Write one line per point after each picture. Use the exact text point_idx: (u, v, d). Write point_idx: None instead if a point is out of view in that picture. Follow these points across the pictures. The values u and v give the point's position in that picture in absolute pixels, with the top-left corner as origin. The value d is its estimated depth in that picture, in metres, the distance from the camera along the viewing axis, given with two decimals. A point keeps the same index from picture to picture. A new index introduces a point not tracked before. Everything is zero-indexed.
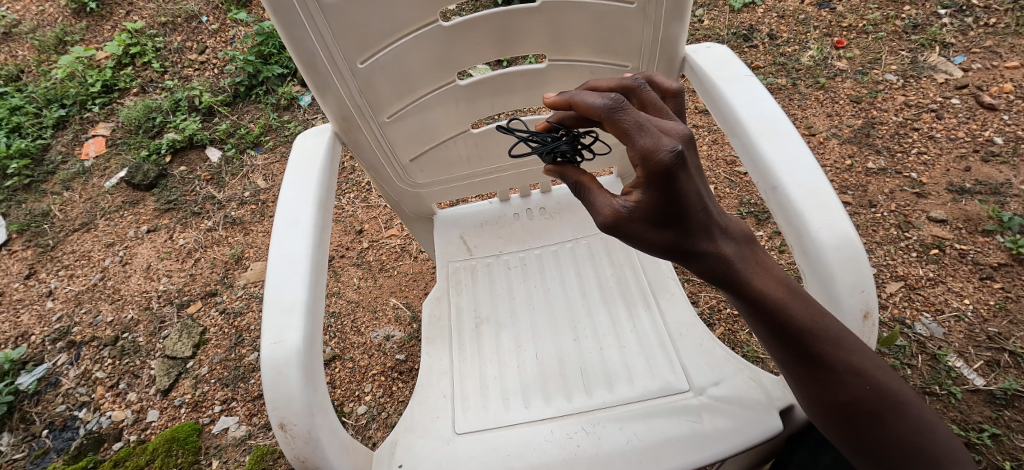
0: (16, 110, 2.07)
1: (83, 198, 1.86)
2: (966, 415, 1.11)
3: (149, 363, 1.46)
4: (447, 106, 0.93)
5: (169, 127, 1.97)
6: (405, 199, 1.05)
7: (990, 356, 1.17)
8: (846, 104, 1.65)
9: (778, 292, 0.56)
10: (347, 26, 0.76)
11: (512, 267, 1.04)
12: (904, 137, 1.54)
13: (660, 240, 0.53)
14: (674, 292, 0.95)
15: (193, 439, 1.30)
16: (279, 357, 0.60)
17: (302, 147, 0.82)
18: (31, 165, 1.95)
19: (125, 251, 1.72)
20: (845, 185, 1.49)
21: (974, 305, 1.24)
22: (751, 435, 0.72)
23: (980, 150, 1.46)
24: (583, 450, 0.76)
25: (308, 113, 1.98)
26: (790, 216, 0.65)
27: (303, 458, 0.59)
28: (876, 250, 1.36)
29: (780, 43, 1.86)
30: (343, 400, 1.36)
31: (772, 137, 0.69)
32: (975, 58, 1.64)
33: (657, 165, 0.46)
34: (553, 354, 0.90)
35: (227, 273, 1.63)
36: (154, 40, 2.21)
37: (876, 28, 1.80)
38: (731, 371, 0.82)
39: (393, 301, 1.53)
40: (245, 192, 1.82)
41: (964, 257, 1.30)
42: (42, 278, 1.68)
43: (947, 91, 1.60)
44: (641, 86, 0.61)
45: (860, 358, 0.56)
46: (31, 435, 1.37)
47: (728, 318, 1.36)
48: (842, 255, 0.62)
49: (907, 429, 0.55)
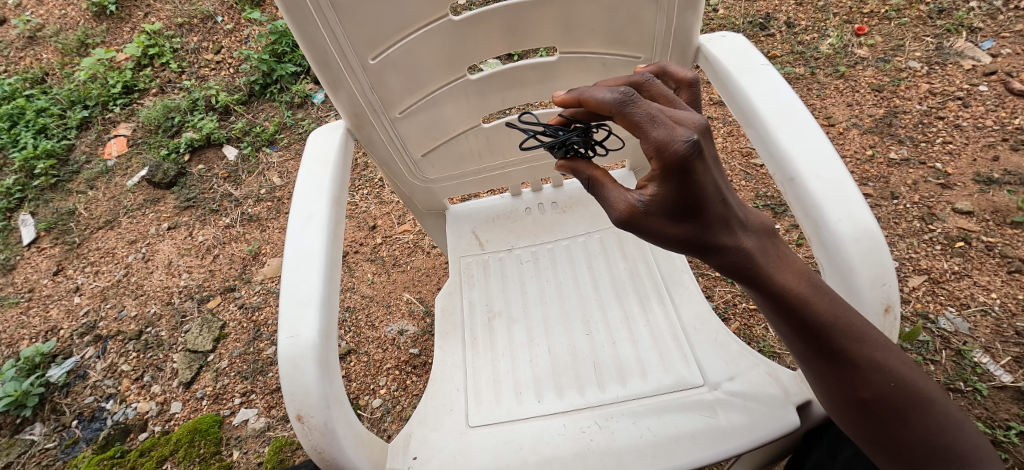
0: (42, 112, 2.14)
1: (107, 197, 1.91)
2: (993, 412, 1.08)
3: (172, 356, 1.50)
4: (458, 101, 0.92)
5: (187, 126, 2.01)
6: (416, 194, 1.06)
7: (1018, 352, 1.13)
8: (867, 93, 1.61)
9: (801, 287, 0.54)
10: (358, 23, 0.76)
11: (524, 262, 1.04)
12: (928, 126, 1.49)
13: (676, 234, 0.52)
14: (687, 285, 0.94)
15: (215, 431, 1.34)
16: (295, 350, 0.61)
17: (316, 143, 0.83)
18: (56, 165, 2.01)
19: (148, 248, 1.76)
20: (865, 177, 1.46)
21: (1001, 299, 1.20)
22: (766, 429, 0.71)
23: (1009, 139, 1.40)
24: (597, 444, 0.75)
25: (322, 110, 2.01)
26: (809, 210, 0.63)
27: (320, 449, 0.60)
28: (899, 243, 1.33)
29: (798, 32, 1.82)
30: (358, 394, 1.38)
31: (788, 128, 0.68)
32: (1005, 43, 1.58)
33: (673, 156, 0.45)
34: (566, 349, 0.90)
35: (245, 269, 1.66)
36: (171, 40, 2.24)
37: (899, 14, 1.76)
38: (746, 365, 0.81)
39: (406, 295, 1.54)
40: (262, 189, 1.85)
41: (991, 250, 1.26)
42: (69, 274, 1.74)
43: (974, 77, 1.54)
44: (649, 80, 0.59)
45: (884, 354, 0.55)
46: (62, 425, 1.41)
47: (743, 313, 1.34)
48: (862, 247, 0.60)
49: (931, 427, 0.54)
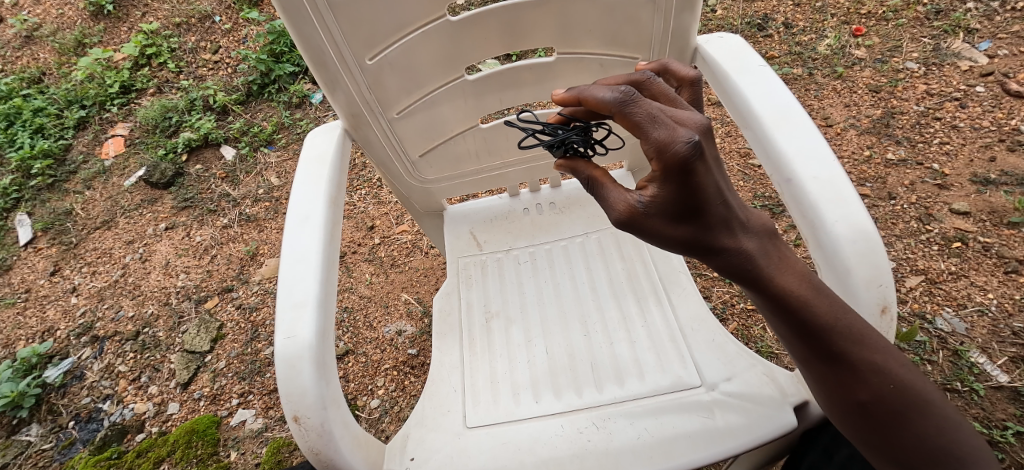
0: (39, 112, 2.13)
1: (104, 197, 1.90)
2: (989, 412, 1.08)
3: (169, 357, 1.50)
4: (456, 101, 0.92)
5: (185, 127, 2.00)
6: (414, 195, 1.06)
7: (1015, 353, 1.13)
8: (865, 94, 1.62)
9: (801, 290, 0.54)
10: (356, 23, 0.76)
11: (522, 262, 1.04)
12: (926, 127, 1.50)
13: (676, 236, 0.52)
14: (685, 286, 0.94)
15: (212, 431, 1.33)
16: (292, 351, 0.61)
17: (313, 143, 0.83)
18: (53, 165, 2.00)
19: (145, 249, 1.76)
20: (863, 177, 1.46)
21: (998, 300, 1.20)
22: (764, 430, 0.71)
23: (1005, 140, 1.41)
24: (594, 446, 0.75)
25: (320, 111, 2.00)
26: (806, 210, 0.63)
27: (317, 450, 0.60)
28: (896, 243, 1.33)
29: (795, 33, 1.83)
30: (356, 394, 1.38)
31: (785, 128, 0.68)
32: (1002, 44, 1.58)
33: (674, 157, 0.45)
34: (564, 349, 0.90)
35: (243, 270, 1.66)
36: (169, 40, 2.24)
37: (897, 15, 1.76)
38: (743, 366, 0.81)
39: (404, 296, 1.54)
40: (260, 189, 1.85)
41: (988, 250, 1.26)
42: (67, 275, 1.73)
43: (971, 78, 1.55)
44: (650, 79, 0.59)
45: (884, 357, 0.55)
46: (58, 426, 1.41)
47: (741, 313, 1.34)
48: (859, 248, 0.60)
49: (930, 429, 0.54)
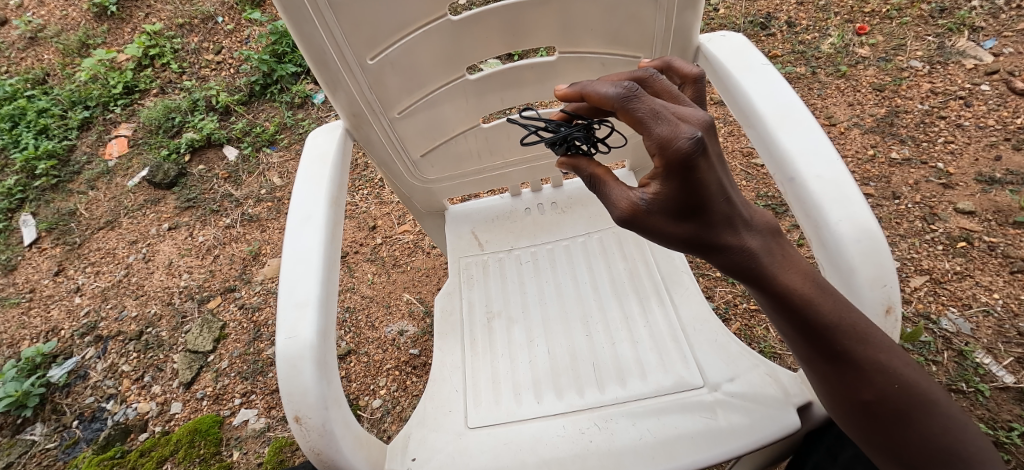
0: (43, 112, 2.14)
1: (108, 197, 1.91)
2: (995, 413, 1.07)
3: (172, 356, 1.50)
4: (458, 100, 0.92)
5: (188, 127, 2.01)
6: (416, 194, 1.06)
7: (1021, 353, 1.12)
8: (868, 93, 1.61)
9: (805, 289, 0.54)
10: (357, 22, 0.76)
11: (524, 262, 1.04)
12: (930, 126, 1.49)
13: (678, 233, 0.52)
14: (687, 285, 0.94)
15: (215, 431, 1.34)
16: (293, 351, 0.61)
17: (314, 143, 0.83)
18: (58, 165, 2.01)
19: (148, 249, 1.76)
20: (866, 176, 1.45)
21: (1004, 300, 1.19)
22: (766, 431, 0.71)
23: (1011, 138, 1.40)
24: (596, 446, 0.75)
25: (322, 111, 2.01)
26: (809, 209, 0.63)
27: (318, 450, 0.60)
28: (900, 243, 1.33)
29: (799, 31, 1.82)
30: (358, 394, 1.38)
31: (788, 126, 0.68)
32: (1007, 42, 1.57)
33: (675, 154, 0.45)
34: (565, 349, 0.90)
35: (245, 270, 1.67)
36: (172, 41, 2.24)
37: (901, 13, 1.75)
38: (746, 366, 0.81)
39: (406, 296, 1.54)
40: (262, 189, 1.85)
41: (993, 250, 1.25)
42: (71, 274, 1.74)
43: (976, 77, 1.54)
44: (653, 76, 0.59)
45: (888, 356, 0.55)
46: (62, 425, 1.42)
47: (744, 313, 1.34)
48: (863, 247, 0.60)
49: (935, 429, 0.54)
